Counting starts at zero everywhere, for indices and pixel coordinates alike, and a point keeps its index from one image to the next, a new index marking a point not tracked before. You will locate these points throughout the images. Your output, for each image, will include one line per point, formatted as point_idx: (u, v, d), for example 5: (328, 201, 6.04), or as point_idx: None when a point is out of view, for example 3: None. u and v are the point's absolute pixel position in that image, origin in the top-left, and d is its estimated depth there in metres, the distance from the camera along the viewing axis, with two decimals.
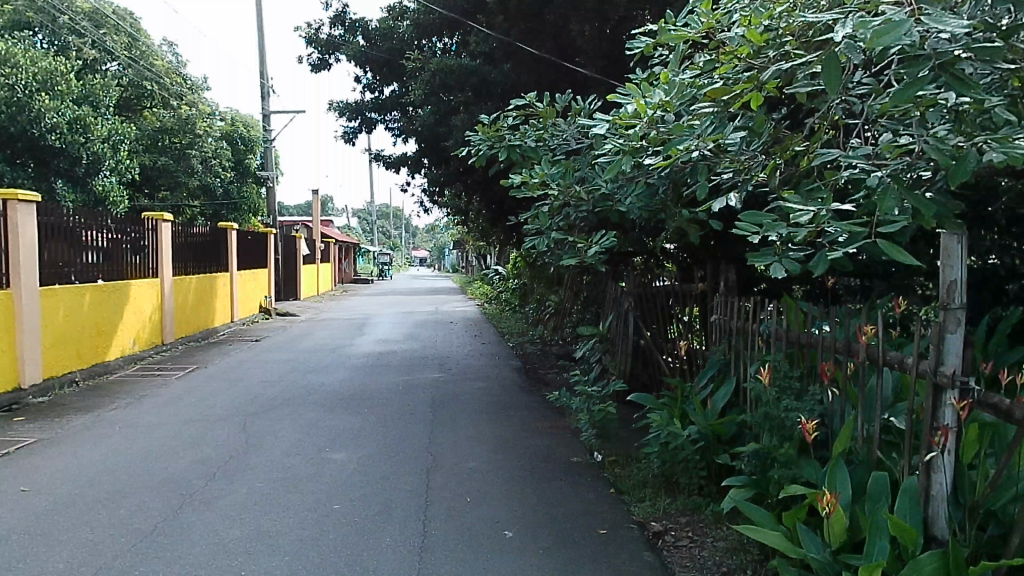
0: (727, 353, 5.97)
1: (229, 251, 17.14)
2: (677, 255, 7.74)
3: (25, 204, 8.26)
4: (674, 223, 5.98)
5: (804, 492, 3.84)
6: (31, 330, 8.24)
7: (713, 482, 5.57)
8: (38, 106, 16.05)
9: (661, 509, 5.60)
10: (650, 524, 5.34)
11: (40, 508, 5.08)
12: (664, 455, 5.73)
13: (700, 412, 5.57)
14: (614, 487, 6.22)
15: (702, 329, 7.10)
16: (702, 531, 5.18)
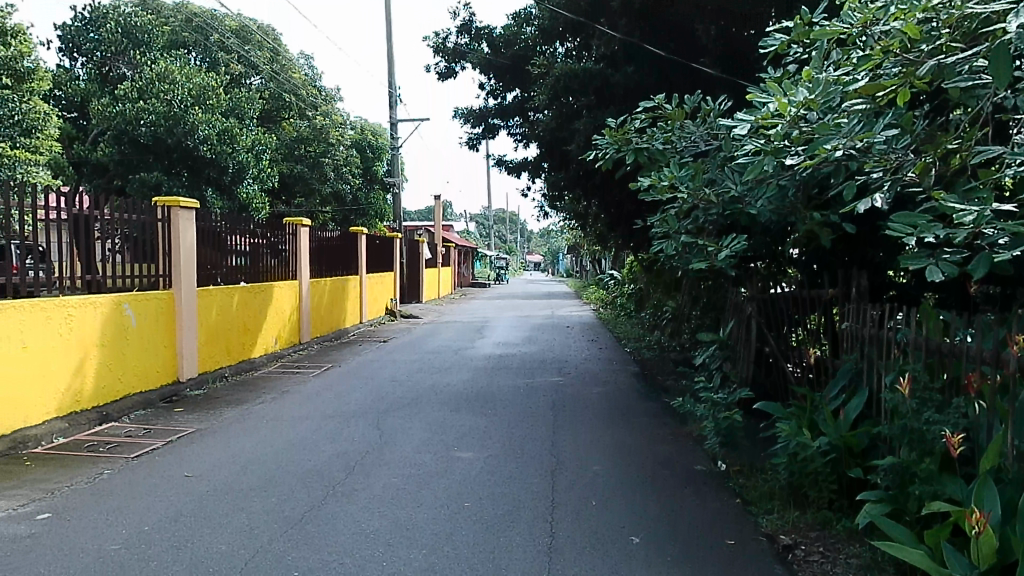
0: (858, 362, 5.72)
1: (359, 255, 17.81)
2: (802, 260, 7.48)
3: (185, 211, 8.72)
4: (804, 227, 5.82)
5: (949, 509, 3.64)
6: (189, 328, 8.84)
7: (845, 496, 5.33)
8: (192, 120, 17.25)
9: (789, 521, 5.38)
10: (780, 537, 5.15)
11: (202, 493, 5.27)
12: (792, 466, 5.54)
13: (830, 423, 5.36)
14: (741, 498, 6.07)
15: (829, 337, 6.81)
16: (835, 546, 4.93)
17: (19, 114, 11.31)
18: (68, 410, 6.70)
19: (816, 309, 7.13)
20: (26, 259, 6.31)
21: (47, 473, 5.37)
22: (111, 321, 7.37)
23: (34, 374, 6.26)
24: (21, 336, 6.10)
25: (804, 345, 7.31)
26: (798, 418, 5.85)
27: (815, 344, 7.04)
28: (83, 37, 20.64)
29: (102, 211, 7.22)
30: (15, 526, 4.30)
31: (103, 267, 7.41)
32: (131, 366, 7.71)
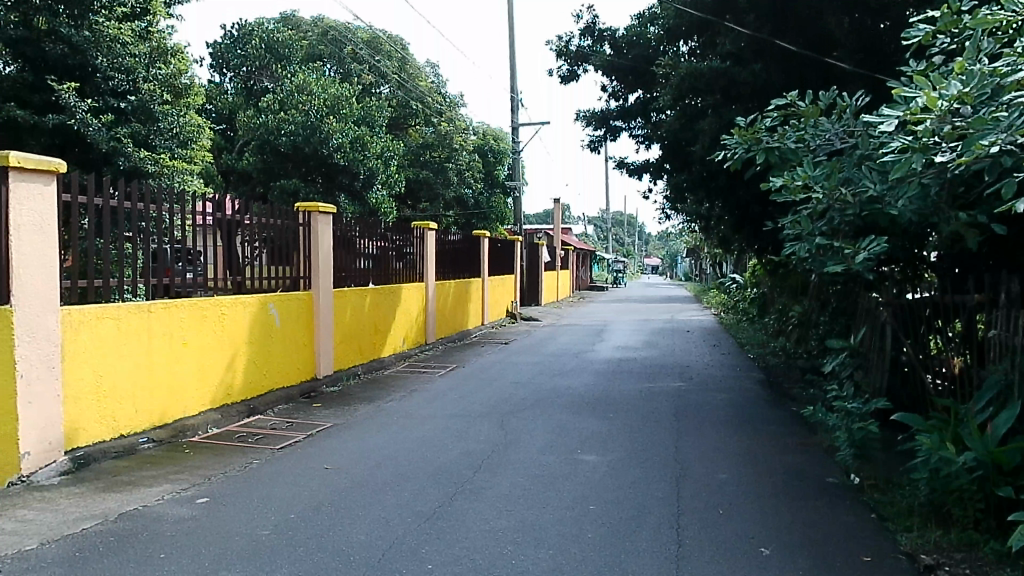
0: (1009, 373, 5.33)
1: (481, 258, 18.10)
2: (942, 264, 7.08)
3: (324, 216, 9.12)
4: (950, 228, 5.46)
5: None
6: (326, 327, 9.27)
7: (993, 517, 4.94)
8: (326, 129, 18.05)
9: (932, 541, 5.04)
10: (921, 556, 4.85)
11: (341, 485, 5.48)
12: (935, 482, 5.20)
13: (977, 438, 5.01)
14: (877, 513, 5.76)
15: (973, 346, 6.40)
16: (983, 569, 4.58)
17: (177, 128, 11.34)
18: (220, 402, 7.15)
19: (958, 315, 6.72)
20: (179, 261, 6.69)
21: (203, 461, 5.75)
22: (258, 320, 7.82)
23: (192, 368, 6.72)
24: (182, 333, 6.58)
25: (943, 354, 6.90)
26: (940, 430, 5.49)
27: (957, 353, 6.63)
28: (232, 53, 22.20)
29: (246, 217, 7.52)
30: (179, 508, 4.62)
31: (246, 270, 7.77)
32: (275, 363, 8.15)
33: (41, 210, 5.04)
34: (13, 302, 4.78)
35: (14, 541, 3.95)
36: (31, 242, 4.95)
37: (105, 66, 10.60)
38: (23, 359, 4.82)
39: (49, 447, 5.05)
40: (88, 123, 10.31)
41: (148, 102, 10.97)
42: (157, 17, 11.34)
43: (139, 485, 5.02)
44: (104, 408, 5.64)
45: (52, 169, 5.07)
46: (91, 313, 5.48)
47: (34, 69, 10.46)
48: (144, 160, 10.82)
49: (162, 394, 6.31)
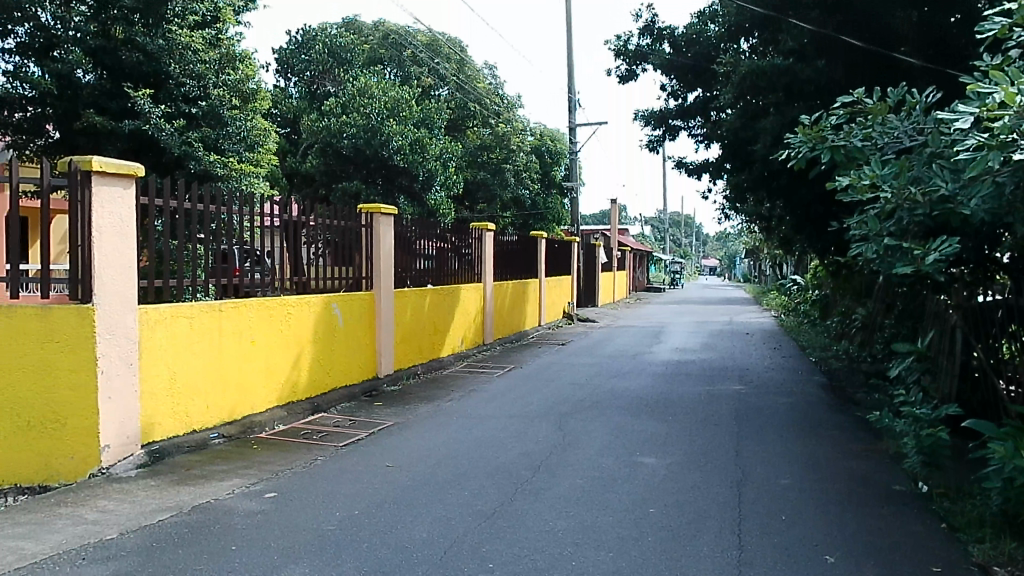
0: None
1: (538, 259, 18.12)
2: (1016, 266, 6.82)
3: (385, 218, 9.24)
4: None
5: None
6: (387, 326, 9.39)
7: None
8: (386, 131, 18.28)
9: (1006, 553, 4.85)
10: (994, 568, 4.66)
11: (403, 482, 5.54)
12: (1009, 492, 5.00)
13: None
14: (947, 523, 5.57)
15: None
16: None
17: (245, 131, 11.52)
18: (286, 400, 7.33)
19: None
20: (246, 262, 6.84)
21: (270, 457, 5.89)
22: (322, 319, 7.98)
23: (260, 366, 6.90)
24: (251, 332, 6.76)
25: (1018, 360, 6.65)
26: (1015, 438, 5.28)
27: None
28: (296, 58, 22.68)
29: (309, 218, 7.65)
30: (248, 502, 4.74)
31: (309, 270, 7.90)
32: (338, 362, 8.31)
33: (121, 213, 5.24)
34: (95, 300, 4.97)
35: (95, 530, 4.10)
36: (112, 243, 5.14)
37: (177, 73, 10.96)
38: (104, 356, 5.01)
39: (127, 441, 5.24)
40: (162, 128, 10.63)
41: (217, 107, 11.20)
42: (226, 24, 11.67)
43: (210, 479, 5.18)
44: (177, 404, 5.83)
45: (130, 173, 5.26)
46: (165, 312, 5.67)
47: (112, 77, 10.89)
48: (214, 163, 11.08)
49: (232, 391, 6.49)
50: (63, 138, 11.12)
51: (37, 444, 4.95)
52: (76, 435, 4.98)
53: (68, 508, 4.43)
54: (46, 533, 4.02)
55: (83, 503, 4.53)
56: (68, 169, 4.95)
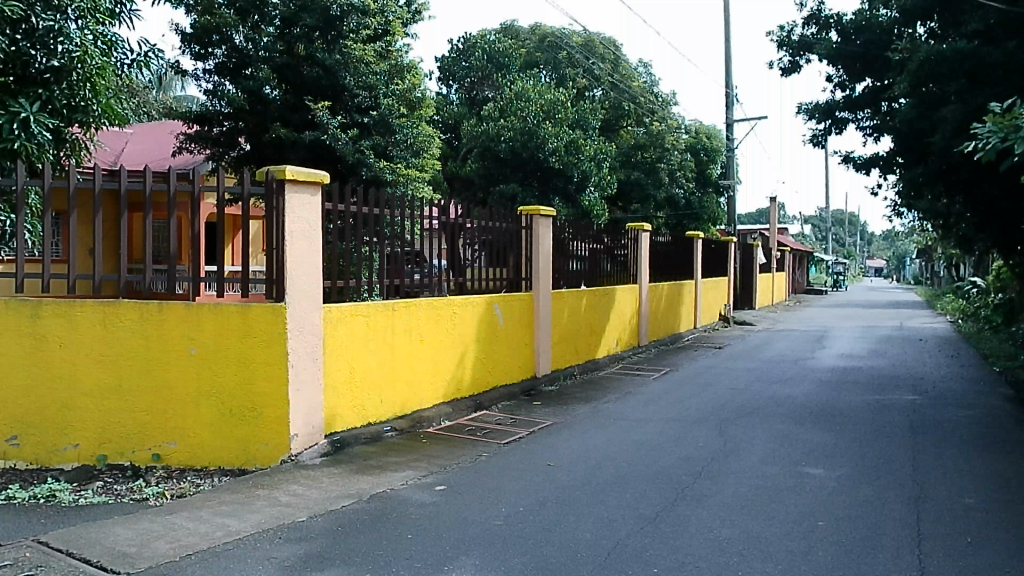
0: None
1: (694, 260, 17.71)
2: None
3: (544, 219, 9.37)
4: None
5: None
6: (545, 327, 9.51)
7: None
8: (543, 134, 18.48)
9: None
10: None
11: (565, 481, 5.58)
12: None
13: None
14: None
15: None
16: None
17: (412, 138, 12.01)
18: (452, 396, 7.59)
19: None
20: (409, 263, 7.09)
21: (438, 451, 6.12)
22: (485, 319, 8.20)
23: (428, 364, 7.18)
24: (420, 330, 7.05)
25: None
26: None
27: None
28: (457, 66, 23.41)
29: (467, 221, 7.86)
30: (421, 494, 4.95)
31: (470, 272, 8.11)
32: (499, 361, 8.52)
33: (310, 218, 5.62)
34: (287, 299, 5.36)
35: (287, 512, 4.42)
36: (302, 246, 5.52)
37: (352, 85, 11.58)
38: (294, 351, 5.40)
39: (312, 431, 5.62)
40: (338, 137, 11.27)
41: (387, 116, 11.72)
42: (396, 37, 12.18)
43: (386, 469, 5.46)
44: (355, 397, 6.18)
45: (316, 181, 5.63)
46: (346, 310, 6.02)
47: (295, 91, 11.71)
48: (383, 170, 11.57)
49: (402, 387, 6.79)
50: (253, 149, 12.09)
51: (237, 431, 5.38)
52: (269, 424, 5.38)
53: (264, 490, 4.81)
54: (247, 513, 4.38)
55: (277, 487, 4.90)
56: (264, 178, 5.41)
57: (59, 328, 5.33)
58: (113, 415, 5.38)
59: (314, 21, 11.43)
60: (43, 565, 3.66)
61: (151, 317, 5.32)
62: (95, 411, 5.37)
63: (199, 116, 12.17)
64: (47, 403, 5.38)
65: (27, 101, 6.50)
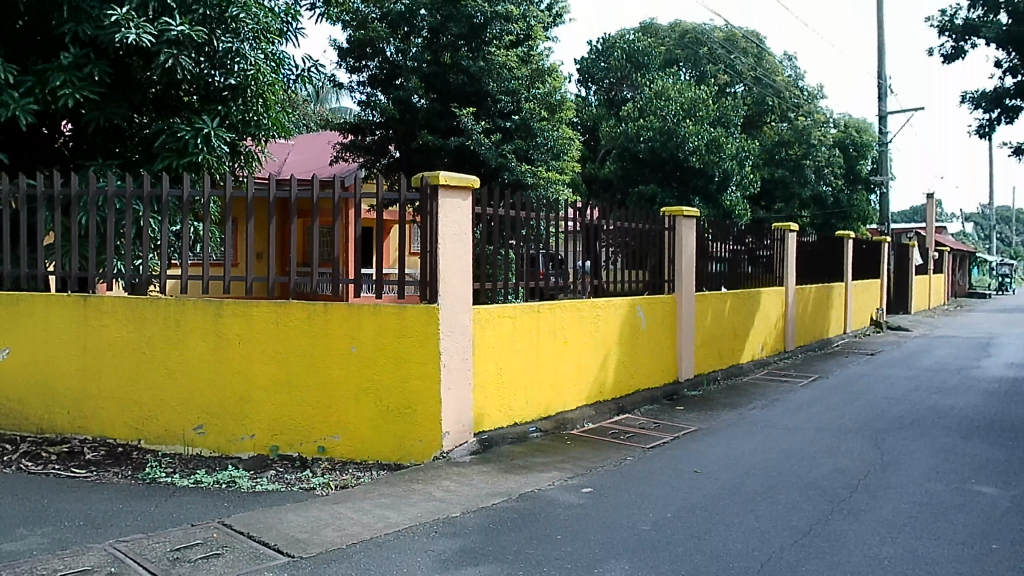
0: None
1: (843, 261, 16.85)
2: None
3: (687, 220, 9.23)
4: None
5: None
6: (688, 330, 9.35)
7: None
8: (683, 132, 18.15)
9: None
10: None
11: (712, 488, 5.46)
12: None
13: None
14: None
15: None
16: None
17: (552, 141, 12.15)
18: (594, 399, 7.60)
19: None
20: (550, 266, 7.15)
21: (583, 453, 6.15)
22: (628, 322, 8.16)
23: (573, 366, 7.23)
24: (564, 332, 7.11)
25: None
26: None
27: None
28: (596, 67, 23.34)
29: (606, 223, 7.85)
30: (568, 495, 4.99)
31: (611, 274, 8.10)
32: (642, 364, 8.46)
33: (462, 222, 5.79)
34: (439, 300, 5.55)
35: (442, 507, 4.58)
36: (453, 248, 5.70)
37: (495, 90, 11.80)
38: (445, 350, 5.57)
39: (462, 429, 5.79)
40: (482, 142, 11.54)
41: (528, 120, 11.91)
42: (537, 41, 12.39)
43: (533, 470, 5.54)
44: (502, 397, 6.31)
45: (468, 185, 5.80)
46: (494, 312, 6.15)
47: (441, 99, 12.08)
48: (525, 173, 11.75)
49: (547, 389, 6.87)
50: (402, 156, 12.57)
51: (394, 427, 5.62)
52: (422, 422, 5.59)
53: (419, 485, 5.00)
54: (405, 505, 4.57)
55: (431, 482, 5.09)
56: (420, 184, 5.63)
57: (239, 326, 5.76)
58: (284, 408, 5.75)
59: (460, 30, 11.78)
60: (228, 545, 3.97)
61: (317, 316, 5.65)
62: (269, 404, 5.77)
63: (353, 127, 12.82)
64: (228, 396, 5.82)
65: (210, 117, 7.61)
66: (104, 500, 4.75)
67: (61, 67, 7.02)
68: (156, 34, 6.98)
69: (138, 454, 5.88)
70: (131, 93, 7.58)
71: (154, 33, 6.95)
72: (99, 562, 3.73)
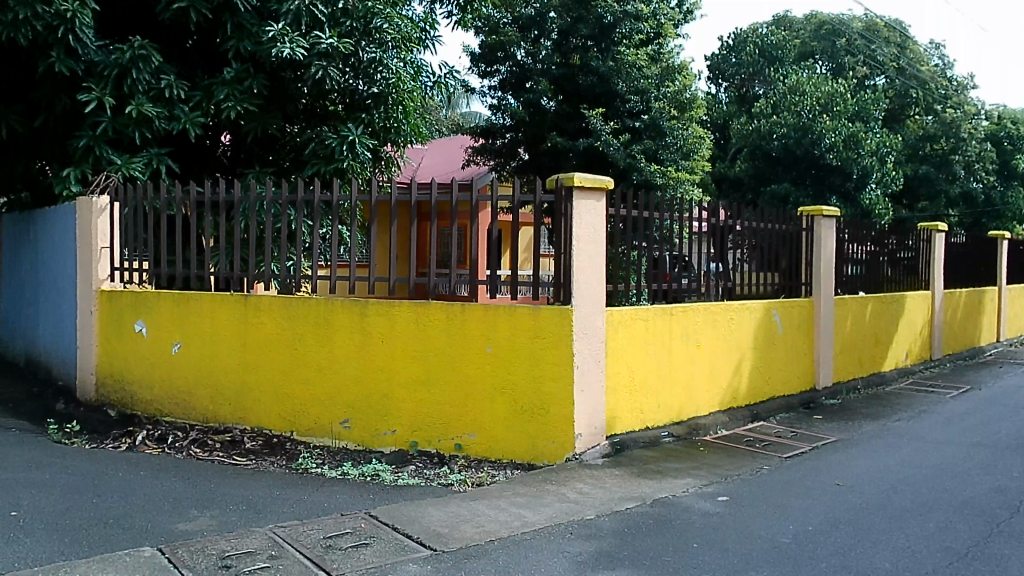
0: None
1: (996, 263, 15.68)
2: None
3: (826, 220, 8.87)
4: None
5: None
6: (827, 336, 8.95)
7: None
8: (820, 128, 17.41)
9: None
10: None
11: (857, 503, 5.20)
12: None
13: None
14: None
15: None
16: None
17: (682, 141, 12.00)
18: (728, 405, 7.42)
19: None
20: (677, 268, 6.94)
21: (718, 461, 6.01)
22: (763, 326, 7.92)
23: (706, 371, 7.09)
24: (698, 336, 6.98)
25: None
26: None
27: None
28: (727, 63, 22.83)
29: (738, 223, 7.64)
30: (703, 503, 4.89)
31: (743, 277, 7.87)
32: (778, 370, 8.18)
33: (596, 224, 5.79)
34: (573, 302, 5.57)
35: (576, 509, 4.60)
36: (587, 251, 5.70)
37: (624, 91, 11.75)
38: (579, 352, 5.59)
39: (595, 432, 5.79)
40: (611, 143, 11.50)
41: (658, 119, 11.80)
42: (667, 39, 12.24)
43: (667, 475, 5.47)
44: (634, 400, 6.26)
45: (603, 187, 5.79)
46: (626, 314, 6.11)
47: (570, 101, 12.11)
48: (654, 173, 11.62)
49: (680, 393, 6.77)
50: (531, 158, 12.68)
51: (528, 427, 5.69)
52: (556, 423, 5.63)
53: (553, 485, 5.04)
54: (540, 506, 4.62)
55: (565, 483, 5.12)
56: (555, 186, 5.66)
57: (382, 326, 6.00)
58: (423, 405, 5.94)
59: (590, 31, 11.80)
60: (375, 535, 4.14)
61: (454, 316, 5.80)
62: (409, 402, 5.97)
63: (484, 130, 13.05)
64: (372, 393, 6.07)
65: (355, 125, 8.02)
66: (262, 487, 5.06)
67: (225, 81, 7.61)
68: (309, 47, 7.38)
69: (291, 445, 6.23)
70: (285, 104, 8.07)
71: (306, 46, 7.36)
72: (261, 546, 3.98)
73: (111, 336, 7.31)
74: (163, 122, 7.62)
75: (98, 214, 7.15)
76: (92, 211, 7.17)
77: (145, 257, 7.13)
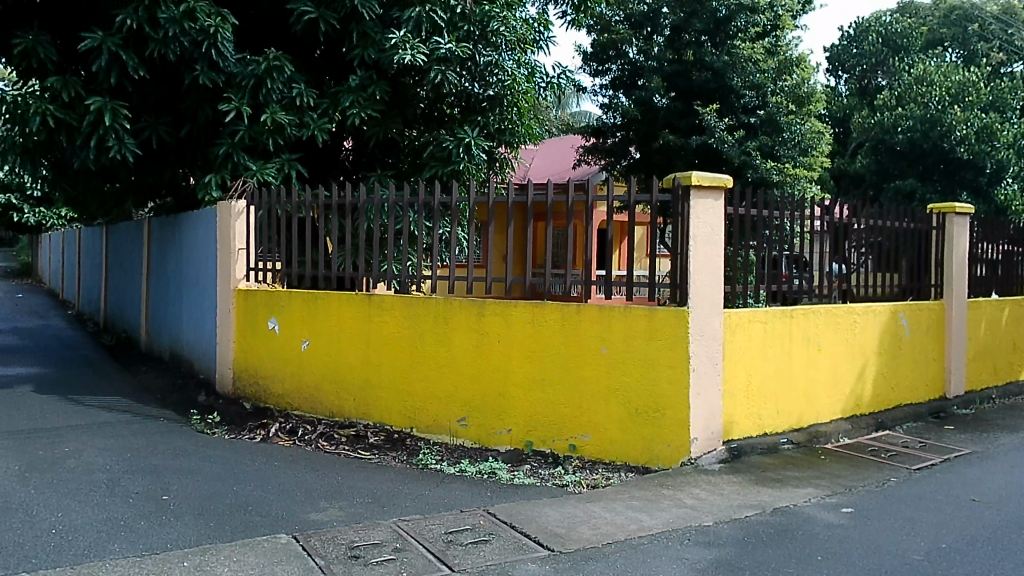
0: None
1: None
2: None
3: (959, 218, 8.37)
4: None
5: None
6: (958, 341, 8.45)
7: None
8: (949, 120, 16.36)
9: None
10: None
11: (995, 520, 4.89)
12: None
13: None
14: None
15: None
16: None
17: (800, 136, 11.69)
18: (851, 413, 7.12)
19: None
20: (793, 268, 6.70)
21: (841, 470, 5.79)
22: (890, 329, 7.56)
23: (828, 376, 6.83)
24: (819, 339, 6.73)
25: None
26: None
27: None
28: (848, 54, 21.93)
29: (862, 222, 7.32)
30: (827, 514, 4.72)
31: (867, 279, 7.54)
32: (905, 377, 7.79)
33: (714, 224, 5.67)
34: (690, 304, 5.48)
35: (694, 515, 4.53)
36: (705, 251, 5.59)
37: (739, 86, 11.51)
38: (696, 355, 5.50)
39: (712, 437, 5.68)
40: (724, 140, 11.26)
41: (775, 114, 11.50)
42: (785, 31, 11.91)
43: (787, 484, 5.31)
44: (752, 405, 6.10)
45: (721, 185, 5.67)
46: (744, 316, 5.96)
47: (683, 98, 11.91)
48: (770, 171, 11.31)
49: (800, 399, 6.55)
50: (643, 157, 12.55)
51: (644, 430, 5.64)
52: (672, 426, 5.56)
53: (670, 490, 4.98)
54: (657, 510, 4.58)
55: (682, 488, 5.05)
56: (672, 185, 5.60)
57: (499, 326, 6.08)
58: (538, 406, 5.99)
59: (704, 26, 11.58)
60: (494, 532, 4.21)
61: (570, 317, 5.82)
62: (524, 401, 6.03)
63: (595, 130, 13.00)
64: (488, 392, 6.17)
65: (472, 129, 8.18)
66: (383, 481, 5.24)
67: (350, 88, 7.89)
68: (429, 53, 7.66)
69: (410, 441, 6.41)
70: (405, 109, 8.30)
71: (427, 52, 7.63)
72: (387, 538, 4.12)
73: (246, 332, 7.71)
74: (294, 128, 7.98)
75: (235, 218, 7.62)
76: (230, 215, 7.64)
77: (276, 257, 7.51)
